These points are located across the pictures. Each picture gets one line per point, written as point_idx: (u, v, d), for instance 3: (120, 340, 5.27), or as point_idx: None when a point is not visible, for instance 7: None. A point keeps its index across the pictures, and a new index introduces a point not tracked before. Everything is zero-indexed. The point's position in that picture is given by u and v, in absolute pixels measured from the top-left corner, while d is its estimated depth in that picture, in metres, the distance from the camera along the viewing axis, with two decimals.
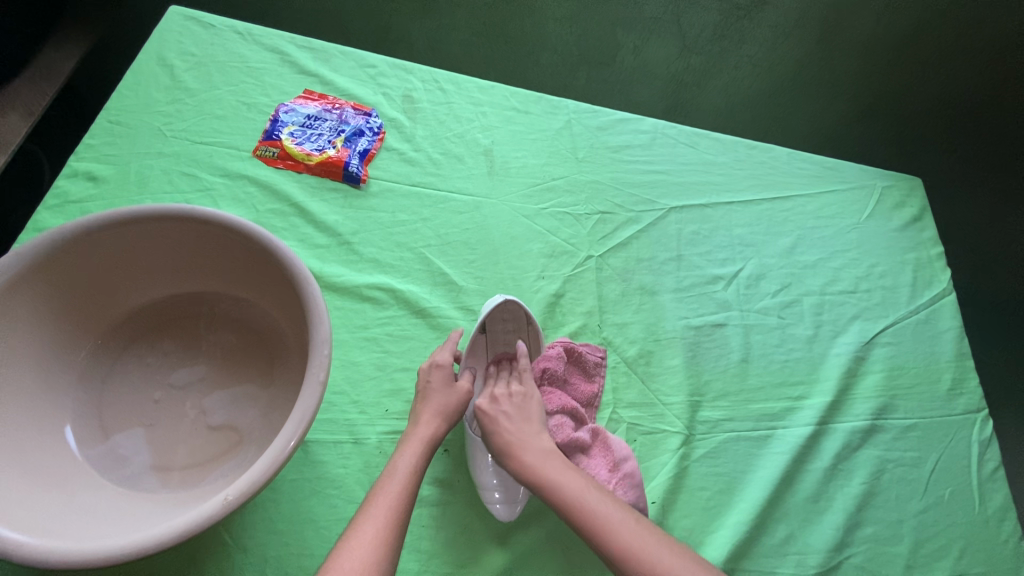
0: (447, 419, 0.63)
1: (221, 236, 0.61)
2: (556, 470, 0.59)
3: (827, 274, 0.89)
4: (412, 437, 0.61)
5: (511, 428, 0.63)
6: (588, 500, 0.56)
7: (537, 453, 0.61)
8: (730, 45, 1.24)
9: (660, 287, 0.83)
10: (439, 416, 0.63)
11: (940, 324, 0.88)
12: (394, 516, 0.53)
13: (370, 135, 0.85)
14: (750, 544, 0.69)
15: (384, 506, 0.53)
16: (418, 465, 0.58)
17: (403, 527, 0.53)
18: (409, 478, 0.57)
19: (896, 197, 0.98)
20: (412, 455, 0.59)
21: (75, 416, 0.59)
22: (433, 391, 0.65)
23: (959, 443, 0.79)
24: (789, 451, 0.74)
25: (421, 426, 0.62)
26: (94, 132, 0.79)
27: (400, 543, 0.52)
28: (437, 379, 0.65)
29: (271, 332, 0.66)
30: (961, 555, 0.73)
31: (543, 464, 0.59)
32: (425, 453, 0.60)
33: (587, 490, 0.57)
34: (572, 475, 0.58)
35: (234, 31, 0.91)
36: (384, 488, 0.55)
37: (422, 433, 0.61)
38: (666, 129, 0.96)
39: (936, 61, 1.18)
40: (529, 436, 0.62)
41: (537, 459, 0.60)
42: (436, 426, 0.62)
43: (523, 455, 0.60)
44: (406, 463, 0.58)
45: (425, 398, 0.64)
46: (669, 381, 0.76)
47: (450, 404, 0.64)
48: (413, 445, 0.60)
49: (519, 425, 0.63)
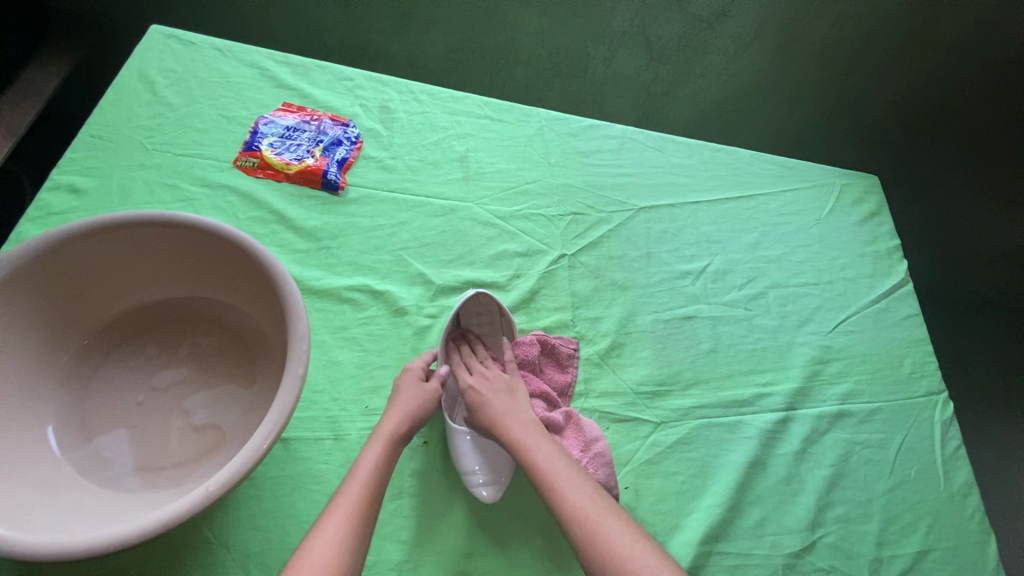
0: (414, 418, 0.64)
1: (203, 239, 0.63)
2: (535, 443, 0.62)
3: (791, 267, 0.93)
4: (380, 432, 0.61)
5: (499, 402, 0.66)
6: (558, 470, 0.59)
7: (519, 421, 0.65)
8: (696, 55, 1.29)
9: (631, 283, 0.86)
10: (404, 411, 0.64)
11: (899, 312, 0.92)
12: (355, 515, 0.53)
13: (348, 145, 0.88)
14: (724, 526, 0.71)
15: (346, 504, 0.54)
16: (382, 463, 0.59)
17: (368, 524, 0.54)
18: (375, 474, 0.57)
19: (854, 193, 1.03)
20: (377, 451, 0.59)
21: (56, 418, 0.60)
22: (402, 388, 0.66)
23: (922, 424, 0.83)
24: (759, 436, 0.77)
25: (385, 422, 0.62)
26: (75, 146, 0.81)
27: (365, 543, 0.53)
28: (407, 379, 0.67)
29: (253, 335, 0.68)
30: (928, 531, 0.76)
31: (522, 431, 0.64)
32: (390, 450, 0.60)
33: (560, 465, 0.60)
34: (544, 441, 0.63)
35: (214, 48, 0.94)
36: (348, 487, 0.56)
37: (389, 428, 0.62)
38: (634, 134, 1.00)
39: (885, 65, 1.26)
40: (516, 408, 0.66)
41: (520, 429, 0.64)
42: (400, 422, 0.63)
43: (507, 426, 0.64)
44: (371, 459, 0.58)
45: (396, 395, 0.66)
46: (642, 371, 0.79)
47: (419, 404, 0.65)
48: (376, 442, 0.60)
49: (508, 405, 0.66)
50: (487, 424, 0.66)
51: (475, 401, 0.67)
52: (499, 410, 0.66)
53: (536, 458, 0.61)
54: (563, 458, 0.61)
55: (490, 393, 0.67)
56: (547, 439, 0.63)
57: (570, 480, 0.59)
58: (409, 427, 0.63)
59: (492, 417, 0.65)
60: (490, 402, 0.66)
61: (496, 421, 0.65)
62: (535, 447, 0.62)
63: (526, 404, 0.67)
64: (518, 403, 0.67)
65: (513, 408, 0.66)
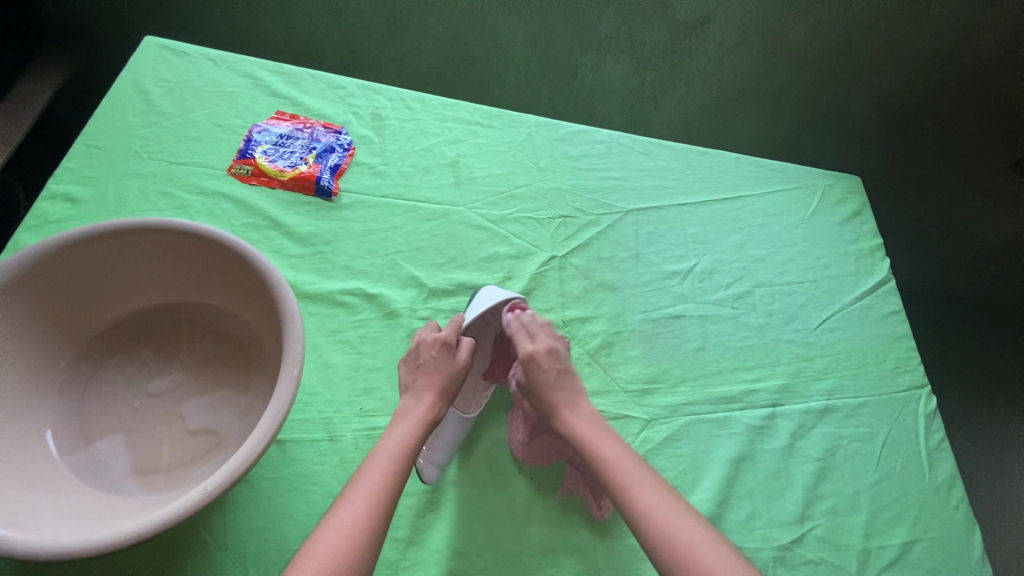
0: (446, 397, 0.66)
1: (198, 246, 0.64)
2: (598, 434, 0.63)
3: (776, 266, 0.95)
4: (410, 411, 0.63)
5: (561, 388, 0.67)
6: (622, 463, 0.60)
7: (581, 414, 0.66)
8: (682, 61, 1.30)
9: (620, 283, 0.88)
10: (437, 391, 0.65)
11: (882, 308, 0.94)
12: (379, 495, 0.54)
13: (341, 151, 0.90)
14: (714, 520, 0.72)
15: (371, 481, 0.55)
16: (409, 441, 0.60)
17: (392, 500, 0.55)
18: (400, 453, 0.59)
19: (837, 194, 1.05)
20: (406, 431, 0.61)
21: (55, 422, 0.61)
22: (433, 363, 0.67)
23: (907, 417, 0.84)
24: (746, 432, 0.79)
25: (416, 404, 0.64)
26: (71, 156, 0.82)
27: (388, 517, 0.54)
28: (442, 356, 0.67)
29: (248, 339, 0.69)
30: (915, 522, 0.77)
31: (585, 425, 0.64)
32: (420, 430, 0.62)
33: (631, 463, 0.60)
34: (607, 435, 0.63)
35: (207, 58, 0.95)
36: (373, 464, 0.57)
37: (420, 409, 0.64)
38: (621, 138, 1.03)
39: (866, 70, 1.28)
40: (577, 398, 0.67)
41: (582, 422, 0.65)
42: (433, 406, 0.64)
43: (572, 417, 0.65)
44: (399, 438, 0.60)
45: (426, 370, 0.67)
46: (631, 369, 0.81)
47: (448, 381, 0.66)
48: (410, 422, 0.62)
49: (568, 394, 0.67)
50: (548, 410, 0.66)
51: (536, 382, 0.67)
52: (562, 398, 0.67)
53: (604, 454, 0.61)
54: (627, 451, 0.62)
55: (553, 377, 0.68)
56: (611, 433, 0.64)
57: (642, 478, 0.59)
58: (438, 408, 0.65)
59: (555, 406, 0.66)
60: (553, 388, 0.67)
61: (559, 409, 0.66)
62: (597, 438, 0.63)
63: (585, 395, 0.68)
64: (578, 393, 0.68)
65: (574, 399, 0.67)
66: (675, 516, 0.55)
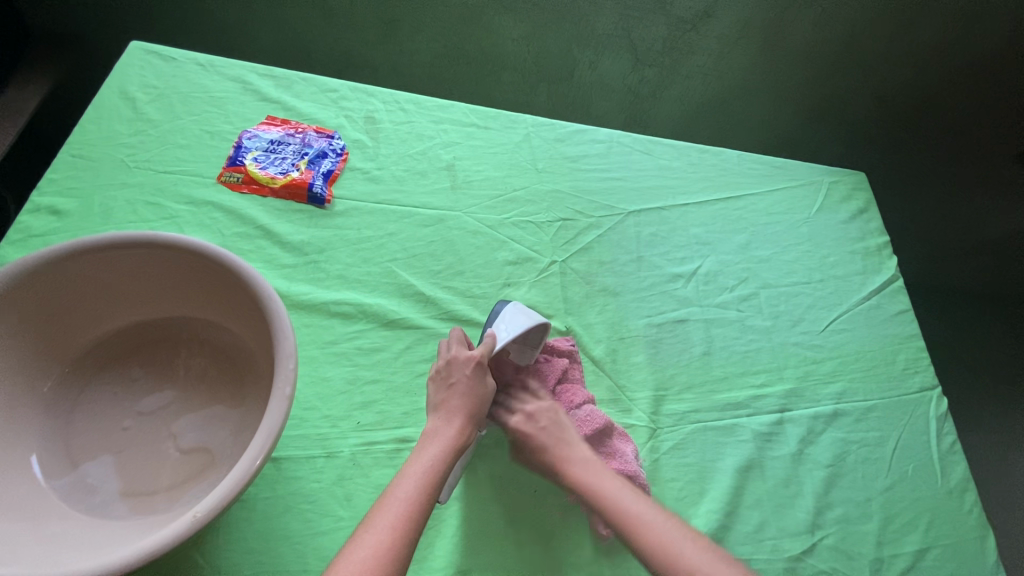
0: (475, 421, 0.64)
1: (184, 259, 0.62)
2: (597, 476, 0.65)
3: (781, 267, 0.93)
4: (441, 434, 0.62)
5: (553, 441, 0.67)
6: (626, 502, 0.62)
7: (577, 458, 0.66)
8: (681, 56, 1.28)
9: (622, 288, 0.86)
10: (467, 414, 0.64)
11: (891, 308, 0.92)
12: (403, 521, 0.53)
13: (334, 157, 0.87)
14: (722, 531, 0.70)
15: (395, 506, 0.54)
16: (436, 467, 0.59)
17: (418, 527, 0.54)
18: (426, 477, 0.57)
19: (842, 190, 1.03)
20: (436, 451, 0.60)
21: (41, 447, 0.59)
22: (461, 387, 0.65)
23: (917, 420, 0.82)
24: (754, 439, 0.77)
25: (445, 428, 0.62)
26: (56, 166, 0.80)
27: (413, 545, 0.53)
28: (469, 379, 0.65)
29: (241, 353, 0.67)
30: (929, 528, 0.75)
31: (582, 468, 0.65)
32: (447, 456, 0.60)
33: (635, 503, 0.62)
34: (606, 474, 0.65)
35: (195, 63, 0.93)
36: (398, 489, 0.56)
37: (451, 432, 0.62)
38: (621, 138, 1.00)
39: (871, 62, 1.25)
40: (570, 449, 0.67)
41: (579, 467, 0.65)
42: (464, 428, 0.63)
43: (568, 468, 0.66)
44: (427, 460, 0.59)
45: (457, 391, 0.65)
46: (635, 377, 0.79)
47: (477, 406, 0.65)
48: (441, 442, 0.61)
49: (560, 442, 0.68)
50: (544, 464, 0.67)
51: (529, 449, 0.68)
52: (555, 456, 0.67)
53: (607, 495, 0.63)
54: (627, 488, 0.64)
55: (544, 435, 0.68)
56: (609, 471, 0.66)
57: (648, 514, 0.61)
58: (467, 433, 0.63)
59: (551, 462, 0.66)
60: (545, 446, 0.67)
61: (557, 467, 0.66)
62: (598, 479, 0.64)
63: (579, 441, 0.68)
64: (570, 438, 0.68)
65: (566, 452, 0.67)
66: (686, 548, 0.58)
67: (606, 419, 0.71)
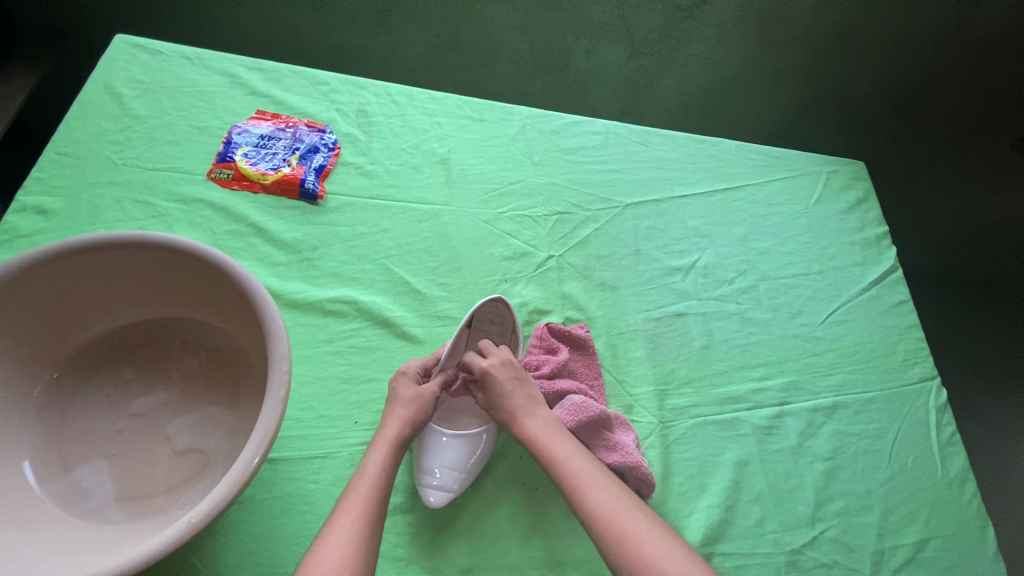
0: (415, 424, 0.63)
1: (173, 258, 0.60)
2: (557, 442, 0.62)
3: (780, 258, 0.92)
4: (382, 435, 0.61)
5: (516, 399, 0.65)
6: (583, 471, 0.60)
7: (541, 421, 0.64)
8: (677, 45, 1.26)
9: (621, 282, 0.85)
10: (405, 417, 0.63)
11: (890, 298, 0.91)
12: (364, 519, 0.53)
13: (325, 152, 0.86)
14: (724, 526, 0.70)
15: (355, 500, 0.54)
16: (387, 464, 0.59)
17: (377, 523, 0.54)
18: (379, 477, 0.57)
19: (842, 180, 1.02)
20: (382, 452, 0.59)
21: (33, 452, 0.58)
22: (399, 394, 0.65)
23: (917, 411, 0.82)
24: (753, 433, 0.76)
25: (387, 425, 0.62)
26: (41, 165, 0.78)
27: (375, 541, 0.53)
28: (404, 386, 0.65)
29: (233, 353, 0.66)
30: (928, 520, 0.75)
31: (543, 430, 0.63)
32: (395, 452, 0.60)
33: (591, 472, 0.60)
34: (566, 443, 0.62)
35: (182, 56, 0.91)
36: (355, 486, 0.56)
37: (391, 431, 0.61)
38: (617, 129, 0.99)
39: (866, 51, 1.24)
40: (539, 408, 0.66)
41: (543, 430, 0.63)
42: (402, 428, 0.62)
43: (529, 426, 0.64)
44: (376, 462, 0.58)
45: (394, 401, 0.64)
46: (635, 372, 0.78)
47: (418, 408, 0.64)
48: (380, 444, 0.60)
49: (523, 401, 0.65)
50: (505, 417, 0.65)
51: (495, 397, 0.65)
52: (523, 408, 0.65)
53: (562, 459, 0.61)
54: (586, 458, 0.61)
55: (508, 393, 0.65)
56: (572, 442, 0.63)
57: (601, 484, 0.58)
58: (411, 430, 0.62)
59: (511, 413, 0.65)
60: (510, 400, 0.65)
61: (519, 418, 0.64)
62: (557, 446, 0.62)
63: (543, 401, 0.67)
64: (538, 405, 0.66)
65: (532, 405, 0.65)
66: (638, 524, 0.55)
67: (600, 411, 0.68)
